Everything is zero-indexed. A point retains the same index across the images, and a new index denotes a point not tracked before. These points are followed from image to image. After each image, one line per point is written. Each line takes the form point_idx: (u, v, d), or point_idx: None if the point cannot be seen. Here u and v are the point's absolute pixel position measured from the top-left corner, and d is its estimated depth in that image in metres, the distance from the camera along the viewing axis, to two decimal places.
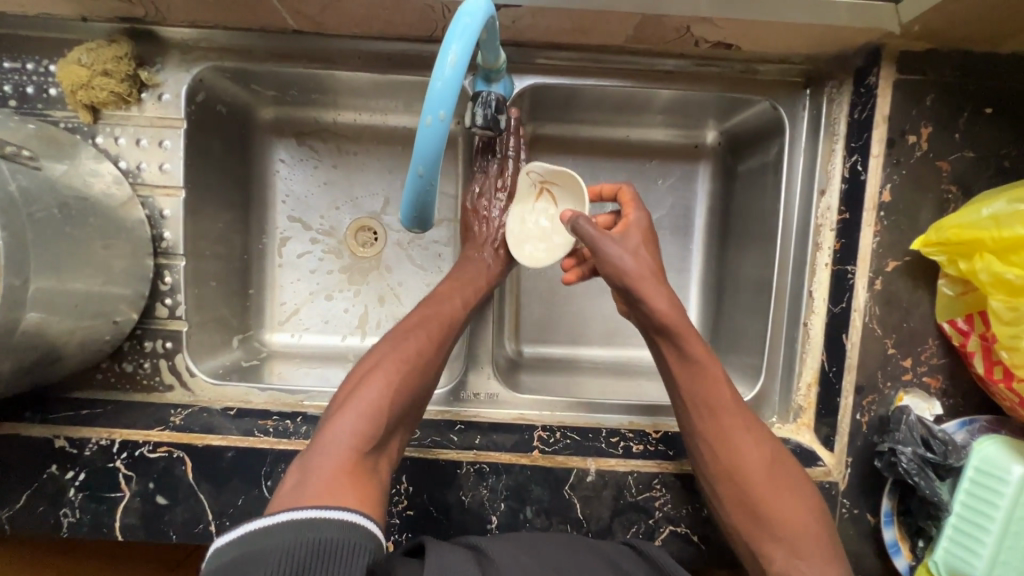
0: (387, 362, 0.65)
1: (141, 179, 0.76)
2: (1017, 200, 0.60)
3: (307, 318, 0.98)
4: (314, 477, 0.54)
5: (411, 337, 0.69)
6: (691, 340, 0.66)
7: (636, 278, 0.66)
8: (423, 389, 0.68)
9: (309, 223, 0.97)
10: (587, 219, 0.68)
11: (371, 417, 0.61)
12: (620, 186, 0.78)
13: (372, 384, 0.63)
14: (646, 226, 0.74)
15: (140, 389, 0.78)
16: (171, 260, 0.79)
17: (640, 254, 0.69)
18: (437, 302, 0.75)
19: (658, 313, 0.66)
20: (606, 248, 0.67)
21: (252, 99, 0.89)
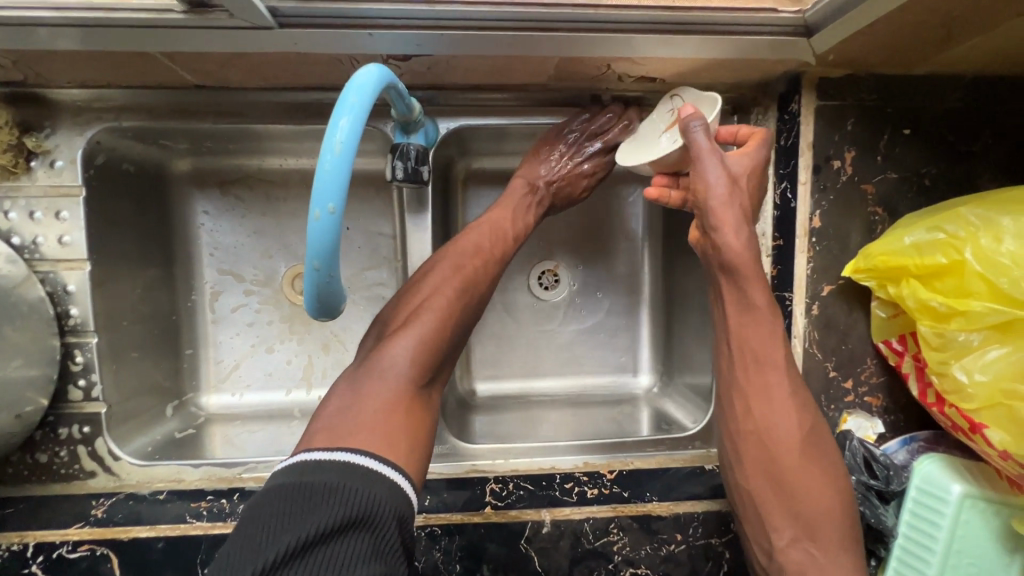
0: (447, 289, 0.64)
1: (40, 254, 0.70)
2: (935, 227, 0.61)
3: (247, 375, 0.93)
4: (368, 406, 0.55)
5: (466, 263, 0.68)
6: (753, 286, 0.62)
7: (717, 203, 0.60)
8: (471, 322, 0.67)
9: (241, 274, 0.92)
10: (701, 126, 0.60)
11: (429, 347, 0.60)
12: (758, 130, 0.67)
13: (431, 309, 0.62)
14: (756, 163, 0.64)
15: (58, 479, 0.72)
16: (81, 338, 0.72)
17: (738, 183, 0.62)
18: (487, 233, 0.72)
19: (723, 245, 0.61)
20: (706, 163, 0.60)
21: (163, 152, 0.84)
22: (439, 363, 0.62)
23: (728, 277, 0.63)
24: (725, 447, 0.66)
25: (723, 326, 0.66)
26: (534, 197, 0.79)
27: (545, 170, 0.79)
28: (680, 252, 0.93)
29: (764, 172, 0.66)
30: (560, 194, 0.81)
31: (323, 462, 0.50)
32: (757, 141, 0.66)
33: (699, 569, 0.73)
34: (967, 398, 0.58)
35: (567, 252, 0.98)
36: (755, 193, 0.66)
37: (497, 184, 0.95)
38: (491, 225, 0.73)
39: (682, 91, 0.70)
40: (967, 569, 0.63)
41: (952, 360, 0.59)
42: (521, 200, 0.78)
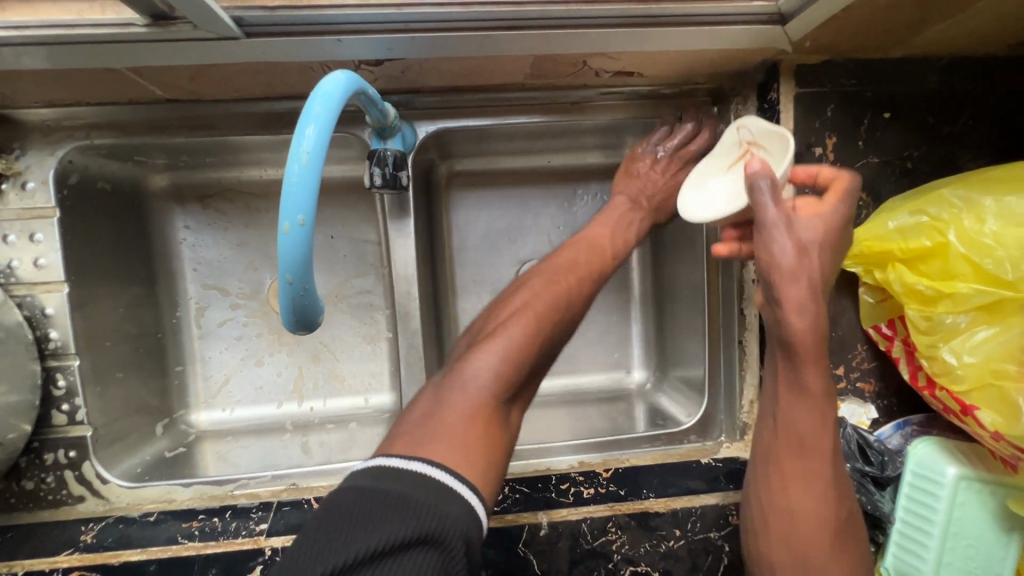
0: (535, 305, 0.62)
1: (15, 277, 0.69)
2: (918, 210, 0.60)
3: (236, 390, 0.93)
4: (449, 413, 0.53)
5: (559, 280, 0.66)
6: (811, 368, 0.54)
7: (783, 272, 0.52)
8: (559, 342, 0.64)
9: (227, 288, 0.92)
10: (766, 185, 0.53)
11: (514, 361, 0.57)
12: (840, 175, 0.59)
13: (517, 324, 0.60)
14: (835, 225, 0.55)
15: (46, 506, 0.70)
16: (62, 361, 0.71)
17: (812, 251, 0.53)
18: (584, 251, 0.72)
19: (783, 319, 0.53)
20: (773, 226, 0.53)
21: (139, 169, 0.82)
22: (522, 380, 0.58)
23: (784, 357, 0.55)
24: (748, 521, 0.60)
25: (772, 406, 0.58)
26: (637, 213, 0.80)
27: (653, 190, 0.81)
28: (668, 247, 0.93)
29: (846, 233, 0.57)
30: (668, 205, 0.82)
31: (400, 470, 0.47)
32: (836, 196, 0.57)
33: (700, 564, 0.71)
34: (957, 379, 0.57)
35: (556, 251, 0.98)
36: (838, 259, 0.55)
37: (480, 185, 0.95)
38: (589, 242, 0.73)
39: (746, 124, 0.66)
40: (966, 550, 0.62)
41: (941, 343, 0.58)
42: (623, 216, 0.79)
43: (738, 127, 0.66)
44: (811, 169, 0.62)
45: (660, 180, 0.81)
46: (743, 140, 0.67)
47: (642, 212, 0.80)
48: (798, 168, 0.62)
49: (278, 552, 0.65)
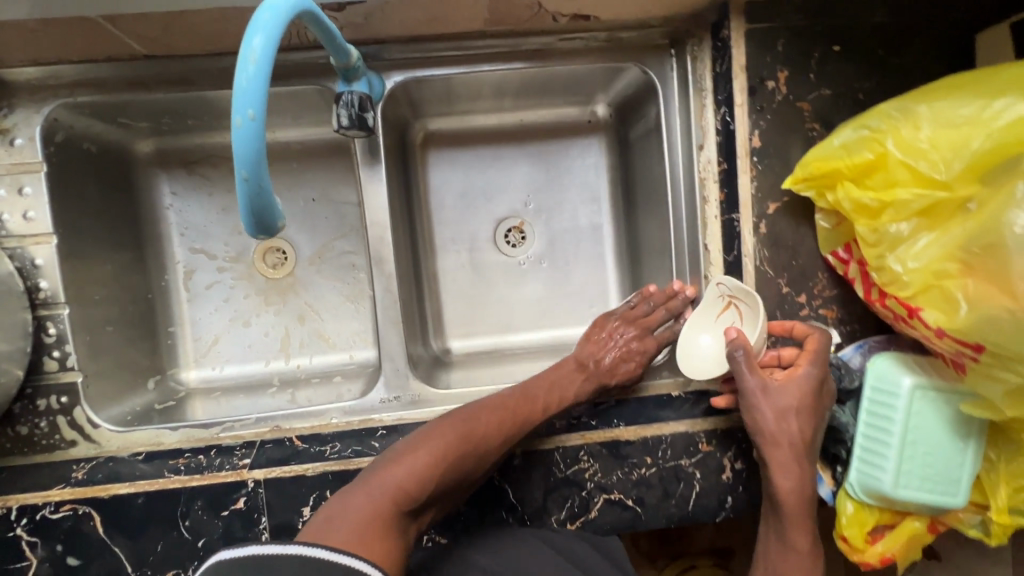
0: (450, 431, 0.64)
1: (6, 230, 0.72)
2: (861, 126, 0.62)
3: (226, 349, 0.96)
4: (349, 516, 0.53)
5: (481, 416, 0.67)
6: (796, 529, 0.65)
7: (764, 438, 0.66)
8: (471, 474, 0.65)
9: (213, 252, 0.96)
10: (742, 356, 0.67)
11: (419, 477, 0.59)
12: (813, 333, 0.70)
13: (428, 444, 0.62)
14: (809, 388, 0.66)
15: (40, 451, 0.73)
16: (52, 310, 0.74)
17: (790, 417, 0.66)
18: (521, 394, 0.73)
19: (775, 485, 0.65)
20: (750, 399, 0.66)
21: (125, 133, 0.86)
22: (426, 496, 0.59)
23: (771, 506, 0.68)
24: None
25: (763, 555, 0.68)
26: (583, 374, 0.79)
27: (609, 353, 0.81)
28: (637, 199, 0.96)
29: (821, 392, 0.67)
30: (617, 371, 0.79)
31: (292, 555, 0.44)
32: (809, 356, 0.68)
33: (672, 490, 0.75)
34: (903, 286, 0.59)
35: (532, 208, 1.01)
36: (818, 417, 0.67)
37: (455, 145, 0.98)
38: (525, 388, 0.74)
39: (721, 283, 0.75)
40: (924, 459, 0.64)
41: (887, 252, 0.60)
42: (565, 372, 0.78)
43: (715, 287, 0.75)
44: (786, 322, 0.73)
45: (616, 346, 0.81)
46: (722, 294, 0.76)
47: (586, 374, 0.79)
48: (774, 323, 0.73)
49: (260, 485, 0.70)
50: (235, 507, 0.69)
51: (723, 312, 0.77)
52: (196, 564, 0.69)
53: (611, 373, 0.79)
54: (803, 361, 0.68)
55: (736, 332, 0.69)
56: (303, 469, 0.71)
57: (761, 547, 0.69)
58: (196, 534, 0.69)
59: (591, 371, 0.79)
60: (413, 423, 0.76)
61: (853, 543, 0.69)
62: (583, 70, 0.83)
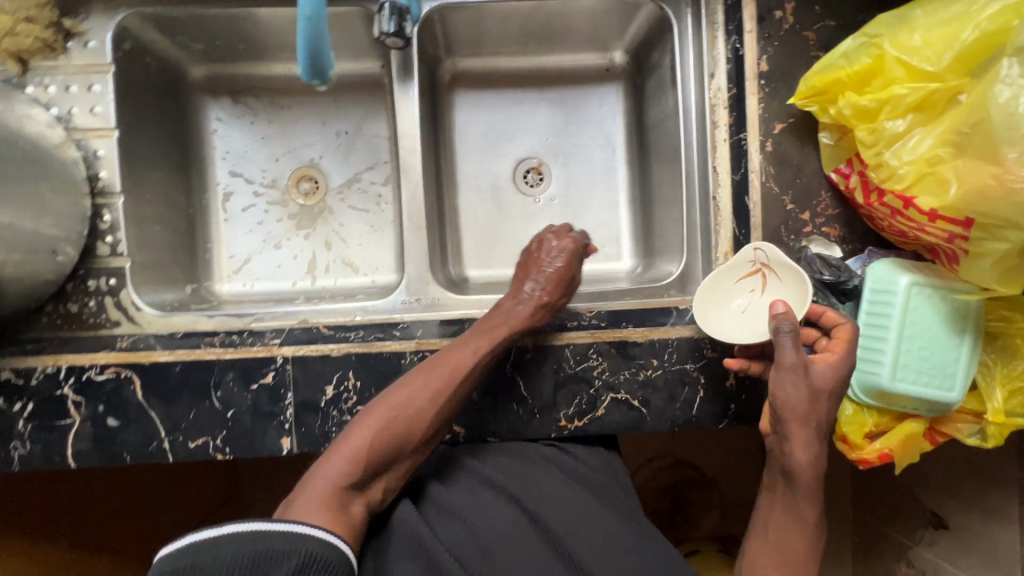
0: (383, 407, 0.68)
1: (73, 123, 0.80)
2: (860, 34, 0.67)
3: (257, 268, 1.02)
4: (297, 504, 0.61)
5: (414, 383, 0.70)
6: (806, 498, 0.66)
7: (792, 416, 0.64)
8: (418, 440, 0.68)
9: (251, 177, 1.03)
10: (790, 331, 0.63)
11: (352, 458, 0.64)
12: (844, 324, 0.68)
13: (363, 425, 0.67)
14: (841, 373, 0.65)
15: (86, 328, 0.79)
16: (109, 199, 0.81)
17: (822, 399, 0.64)
18: (457, 351, 0.72)
19: (794, 458, 0.65)
20: (785, 376, 0.63)
21: (182, 55, 0.95)
22: (368, 470, 0.65)
23: (784, 480, 0.67)
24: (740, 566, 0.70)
25: (765, 523, 0.69)
26: (521, 300, 0.76)
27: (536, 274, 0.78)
28: (649, 140, 1.02)
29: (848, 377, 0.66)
30: (550, 293, 0.76)
31: (222, 535, 0.52)
32: (840, 344, 0.67)
33: (676, 394, 0.78)
34: (899, 180, 0.63)
35: (550, 149, 1.06)
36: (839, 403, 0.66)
37: (480, 86, 1.05)
38: (457, 343, 0.73)
39: (762, 250, 0.74)
40: (920, 352, 0.68)
41: (884, 150, 0.64)
42: (501, 307, 0.76)
43: (756, 251, 0.74)
44: (819, 308, 0.71)
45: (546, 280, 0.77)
46: (758, 260, 0.75)
47: (520, 300, 0.76)
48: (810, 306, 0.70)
49: (288, 362, 0.75)
50: (264, 381, 0.74)
51: (747, 277, 0.77)
52: (225, 433, 0.74)
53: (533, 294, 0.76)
54: (835, 348, 0.67)
55: (782, 302, 0.65)
56: (328, 349, 0.75)
57: (765, 503, 0.70)
58: (226, 405, 0.74)
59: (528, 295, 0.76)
60: (430, 323, 0.80)
61: (852, 441, 0.72)
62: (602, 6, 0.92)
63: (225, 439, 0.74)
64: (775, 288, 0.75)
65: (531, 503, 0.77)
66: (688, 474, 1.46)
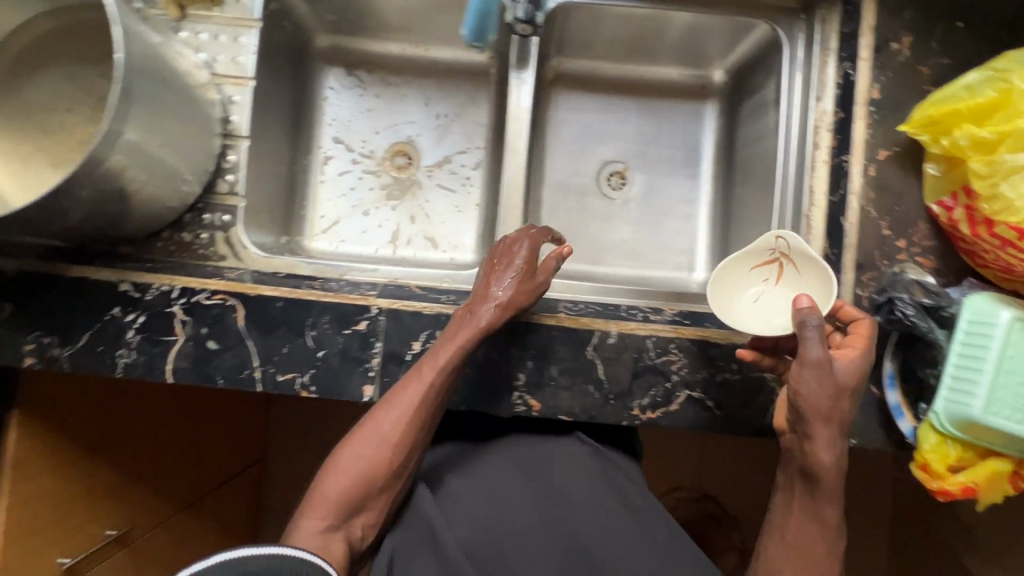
0: (349, 451, 0.73)
1: (217, 69, 0.86)
2: (985, 69, 0.71)
3: (344, 231, 1.07)
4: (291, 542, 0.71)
5: (373, 422, 0.73)
6: (826, 498, 0.67)
7: (816, 411, 0.64)
8: (388, 472, 0.72)
9: (351, 145, 1.09)
10: (817, 325, 0.62)
11: (325, 502, 0.71)
12: (863, 320, 0.70)
13: (334, 469, 0.73)
14: (863, 369, 0.66)
15: (196, 257, 0.84)
16: (235, 141, 0.87)
17: (844, 396, 0.64)
18: (409, 384, 0.72)
19: (819, 458, 0.65)
20: (807, 371, 0.63)
21: (312, 24, 1.02)
22: (344, 507, 0.71)
23: (805, 482, 0.67)
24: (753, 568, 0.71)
25: (782, 525, 0.70)
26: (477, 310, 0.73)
27: (493, 283, 0.74)
28: (737, 159, 1.04)
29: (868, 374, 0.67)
30: (510, 301, 0.73)
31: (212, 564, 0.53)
32: (859, 340, 0.68)
33: (752, 401, 0.78)
34: (1016, 211, 0.67)
35: (637, 156, 1.10)
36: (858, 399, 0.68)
37: (578, 88, 1.10)
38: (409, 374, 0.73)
39: (786, 238, 0.72)
40: (1016, 388, 0.67)
41: (1002, 181, 0.68)
42: (457, 321, 0.74)
43: (779, 239, 0.71)
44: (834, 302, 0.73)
45: (507, 285, 0.73)
46: (779, 249, 0.72)
47: (478, 308, 0.73)
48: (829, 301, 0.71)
49: (382, 314, 0.78)
50: (357, 328, 0.77)
51: (763, 266, 0.75)
52: (313, 371, 0.77)
53: (485, 305, 0.73)
54: (853, 344, 0.68)
55: (806, 297, 0.65)
56: (421, 307, 0.79)
57: (782, 503, 0.71)
58: (318, 346, 0.77)
59: (486, 302, 0.73)
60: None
61: (933, 470, 0.71)
62: (712, 24, 0.96)
63: (313, 377, 0.77)
64: (793, 280, 0.73)
65: (553, 499, 0.79)
66: (715, 510, 1.43)
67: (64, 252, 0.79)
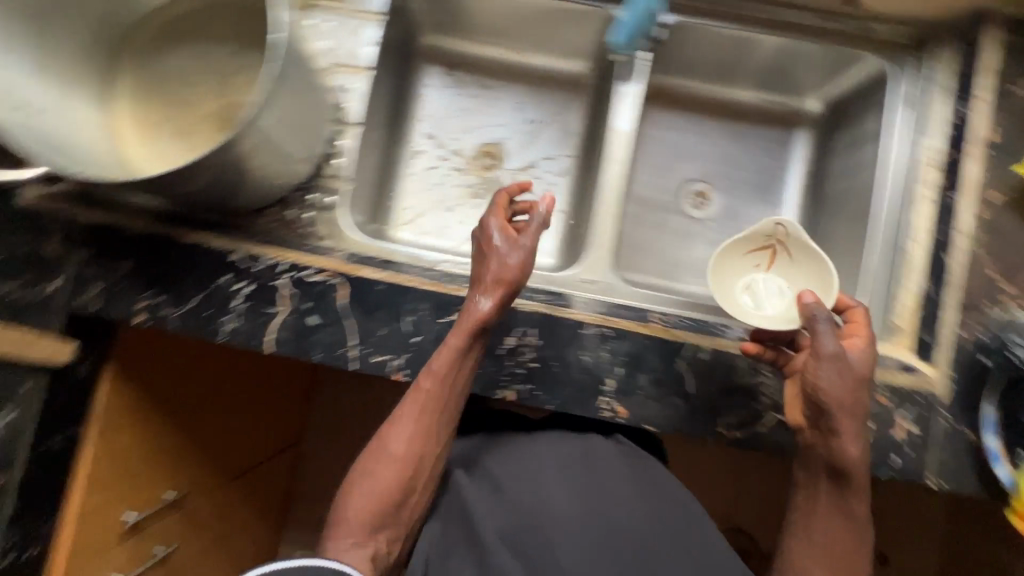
0: (372, 457, 0.73)
1: (341, 57, 0.90)
2: None
3: (427, 224, 1.09)
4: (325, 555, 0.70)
5: (394, 423, 0.73)
6: (858, 495, 0.68)
7: (838, 406, 0.65)
8: (415, 470, 0.73)
9: (442, 142, 1.12)
10: (826, 318, 0.67)
11: (355, 512, 0.71)
12: (856, 308, 0.72)
13: (359, 478, 0.73)
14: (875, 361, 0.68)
15: (294, 234, 0.84)
16: (346, 127, 0.90)
17: (862, 388, 0.66)
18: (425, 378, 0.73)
19: (848, 453, 0.66)
20: (823, 365, 0.65)
21: (424, 22, 1.06)
22: (373, 515, 0.71)
23: (834, 481, 0.68)
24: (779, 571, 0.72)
25: (808, 527, 0.70)
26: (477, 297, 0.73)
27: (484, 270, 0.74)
28: (824, 188, 1.04)
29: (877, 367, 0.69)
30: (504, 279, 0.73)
31: None
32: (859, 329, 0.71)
33: None
34: None
35: (720, 177, 1.09)
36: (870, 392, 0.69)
37: (670, 105, 1.10)
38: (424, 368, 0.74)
39: (786, 225, 0.78)
40: None
41: None
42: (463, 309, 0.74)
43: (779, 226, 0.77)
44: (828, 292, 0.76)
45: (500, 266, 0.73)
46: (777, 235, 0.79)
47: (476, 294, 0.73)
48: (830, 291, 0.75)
49: None
50: (454, 317, 0.79)
51: (755, 251, 0.81)
52: (408, 355, 0.78)
53: (478, 292, 0.74)
54: (857, 334, 0.70)
55: (811, 292, 0.69)
56: (517, 302, 0.80)
57: (805, 502, 0.71)
58: (415, 331, 0.79)
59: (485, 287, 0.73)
60: (594, 300, 0.82)
61: None
62: (819, 54, 0.96)
63: (408, 360, 0.78)
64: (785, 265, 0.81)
65: (595, 498, 0.75)
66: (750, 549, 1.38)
67: (184, 218, 0.83)
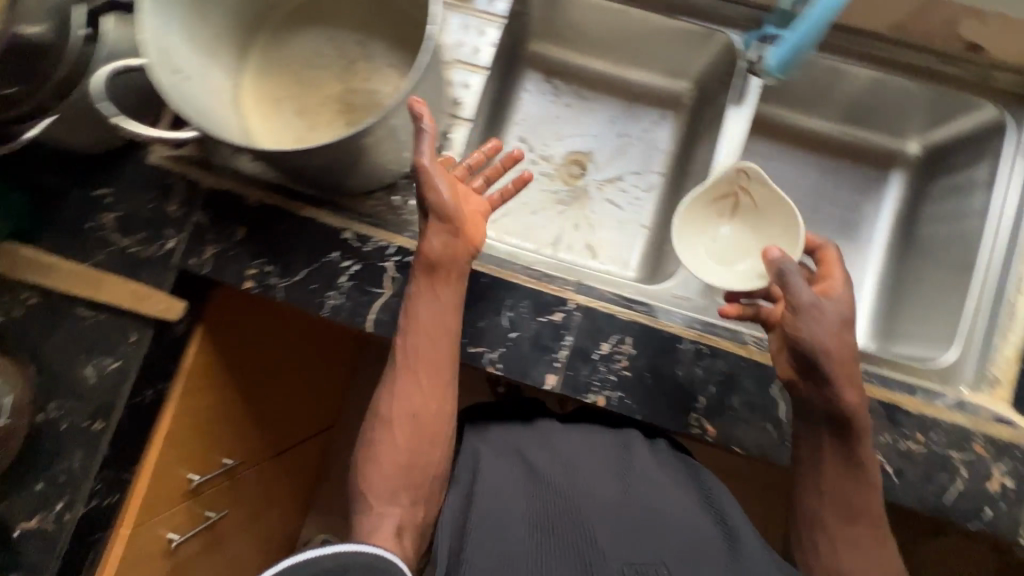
0: (386, 428, 0.74)
1: (464, 55, 0.94)
2: None
3: (510, 226, 1.10)
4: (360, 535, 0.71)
5: (402, 388, 0.74)
6: (860, 443, 0.70)
7: (832, 359, 0.68)
8: (431, 430, 0.74)
9: (534, 146, 1.13)
10: (795, 269, 0.68)
11: (382, 484, 0.72)
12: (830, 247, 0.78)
13: (378, 450, 0.73)
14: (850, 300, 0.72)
15: (398, 220, 0.86)
16: (458, 122, 0.92)
17: (846, 332, 0.69)
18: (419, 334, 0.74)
19: (845, 401, 0.68)
20: (807, 317, 0.68)
21: (535, 30, 1.10)
22: (400, 485, 0.72)
23: (834, 432, 0.71)
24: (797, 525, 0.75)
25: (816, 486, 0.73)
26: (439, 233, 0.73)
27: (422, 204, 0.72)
28: (917, 229, 1.01)
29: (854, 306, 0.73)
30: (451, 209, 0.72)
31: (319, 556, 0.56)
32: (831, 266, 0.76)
33: (934, 476, 0.77)
34: None
35: (809, 208, 1.05)
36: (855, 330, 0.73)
37: (764, 133, 1.07)
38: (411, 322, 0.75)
39: (749, 172, 0.81)
40: None
41: None
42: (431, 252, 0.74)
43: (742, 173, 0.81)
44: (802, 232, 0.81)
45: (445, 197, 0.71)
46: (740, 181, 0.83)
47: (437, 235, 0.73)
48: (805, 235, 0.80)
49: (578, 310, 0.80)
50: (552, 318, 0.80)
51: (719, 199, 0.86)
52: (503, 350, 0.79)
53: (426, 229, 0.74)
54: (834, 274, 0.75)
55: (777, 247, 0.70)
56: (615, 310, 0.81)
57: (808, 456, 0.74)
58: (513, 327, 0.80)
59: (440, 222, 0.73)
60: (689, 315, 0.83)
61: None
62: (931, 99, 0.95)
63: (502, 356, 0.79)
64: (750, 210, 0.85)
65: (631, 472, 0.72)
66: None
67: (298, 193, 0.85)
